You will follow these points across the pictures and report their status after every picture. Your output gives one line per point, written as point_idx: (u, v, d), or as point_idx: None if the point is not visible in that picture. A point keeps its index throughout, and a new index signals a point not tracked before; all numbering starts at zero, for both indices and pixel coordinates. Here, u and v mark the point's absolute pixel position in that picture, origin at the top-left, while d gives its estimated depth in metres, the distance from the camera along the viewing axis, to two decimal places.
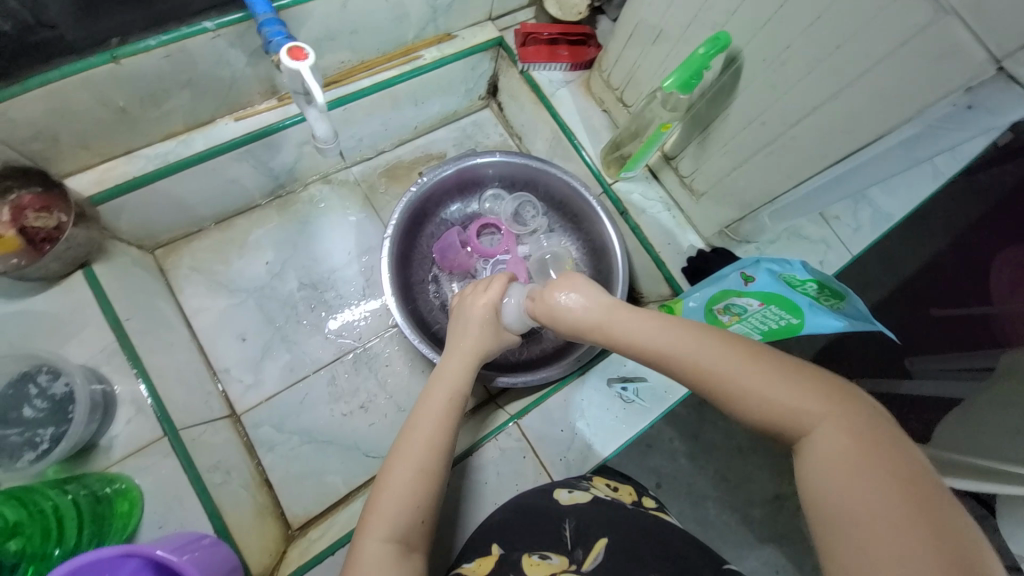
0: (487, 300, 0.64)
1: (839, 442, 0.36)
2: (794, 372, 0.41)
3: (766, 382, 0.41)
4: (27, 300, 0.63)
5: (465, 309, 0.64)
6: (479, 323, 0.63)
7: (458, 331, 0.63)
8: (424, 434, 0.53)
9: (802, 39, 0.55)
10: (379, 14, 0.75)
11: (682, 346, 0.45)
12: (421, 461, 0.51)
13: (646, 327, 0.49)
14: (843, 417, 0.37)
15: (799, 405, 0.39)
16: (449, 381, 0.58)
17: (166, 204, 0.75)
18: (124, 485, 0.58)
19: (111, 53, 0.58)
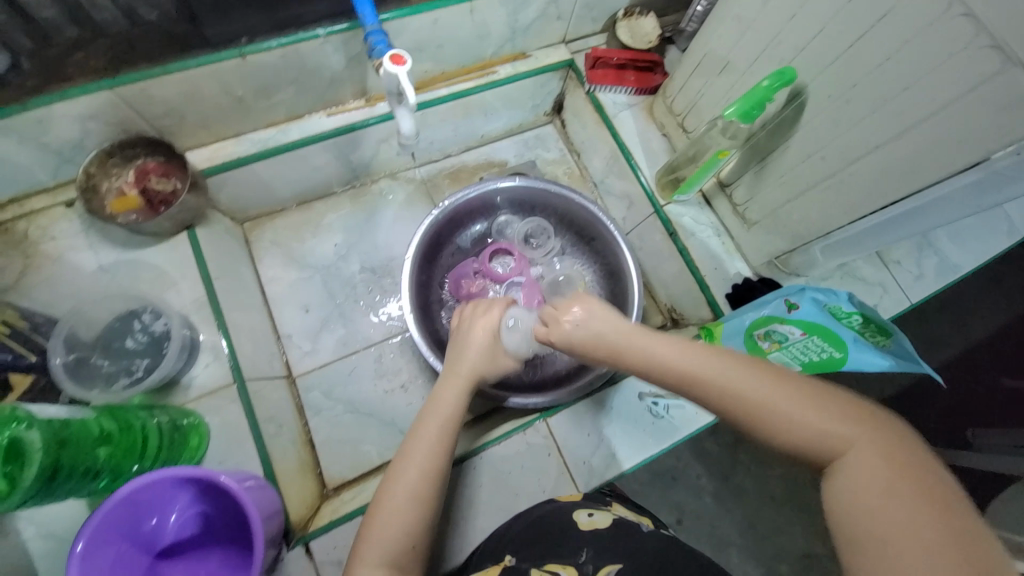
0: (488, 325, 0.65)
1: (870, 466, 0.38)
2: (824, 397, 0.42)
3: (795, 407, 0.41)
4: (139, 251, 0.74)
5: (463, 333, 0.66)
6: (478, 346, 0.64)
7: (457, 352, 0.65)
8: (415, 467, 0.54)
9: (868, 79, 0.57)
10: (464, 31, 0.83)
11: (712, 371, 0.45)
12: (413, 487, 0.53)
13: (668, 349, 0.48)
14: (872, 440, 0.39)
15: (831, 433, 0.40)
16: (442, 408, 0.59)
17: (259, 183, 0.86)
18: (195, 421, 0.65)
19: (240, 50, 0.68)
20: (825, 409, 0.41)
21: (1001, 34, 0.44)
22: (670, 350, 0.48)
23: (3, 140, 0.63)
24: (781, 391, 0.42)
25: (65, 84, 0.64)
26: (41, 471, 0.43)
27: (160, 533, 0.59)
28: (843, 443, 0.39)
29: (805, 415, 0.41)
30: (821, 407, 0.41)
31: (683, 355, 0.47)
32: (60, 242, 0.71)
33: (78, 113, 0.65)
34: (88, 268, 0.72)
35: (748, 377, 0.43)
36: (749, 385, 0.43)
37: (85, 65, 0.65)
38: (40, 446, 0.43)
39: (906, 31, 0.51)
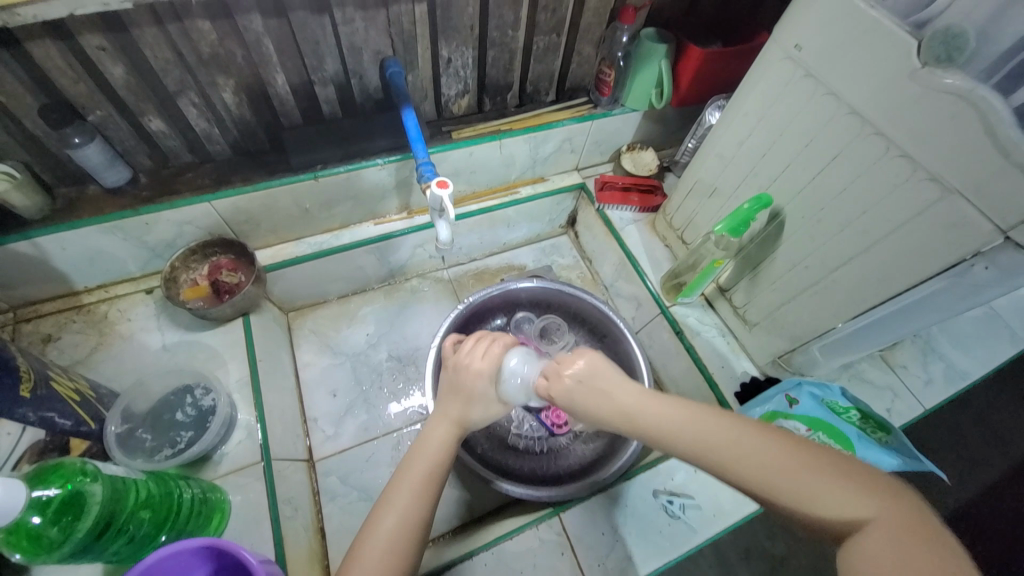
0: (486, 368, 0.62)
1: (891, 534, 0.36)
2: (836, 468, 0.41)
3: (814, 486, 0.40)
4: (198, 333, 0.83)
5: (459, 371, 0.63)
6: (476, 390, 0.61)
7: (451, 388, 0.63)
8: (397, 512, 0.52)
9: (833, 203, 0.67)
10: (494, 160, 1.00)
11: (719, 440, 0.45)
12: (393, 536, 0.51)
13: (675, 415, 0.47)
14: (892, 513, 0.37)
15: (847, 503, 0.39)
16: (431, 449, 0.58)
17: (309, 278, 0.98)
18: (220, 497, 0.68)
19: (315, 173, 0.84)
20: (843, 488, 0.39)
21: (935, 169, 0.55)
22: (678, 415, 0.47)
23: (112, 237, 0.77)
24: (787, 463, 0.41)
25: (173, 195, 0.79)
26: (88, 526, 0.47)
27: None
28: (859, 513, 0.38)
29: (816, 492, 0.40)
30: (839, 486, 0.40)
31: (692, 421, 0.46)
32: (134, 324, 0.83)
33: (178, 218, 0.80)
34: (153, 347, 0.81)
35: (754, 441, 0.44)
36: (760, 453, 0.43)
37: (192, 182, 0.81)
38: (96, 501, 0.48)
39: (857, 168, 0.63)
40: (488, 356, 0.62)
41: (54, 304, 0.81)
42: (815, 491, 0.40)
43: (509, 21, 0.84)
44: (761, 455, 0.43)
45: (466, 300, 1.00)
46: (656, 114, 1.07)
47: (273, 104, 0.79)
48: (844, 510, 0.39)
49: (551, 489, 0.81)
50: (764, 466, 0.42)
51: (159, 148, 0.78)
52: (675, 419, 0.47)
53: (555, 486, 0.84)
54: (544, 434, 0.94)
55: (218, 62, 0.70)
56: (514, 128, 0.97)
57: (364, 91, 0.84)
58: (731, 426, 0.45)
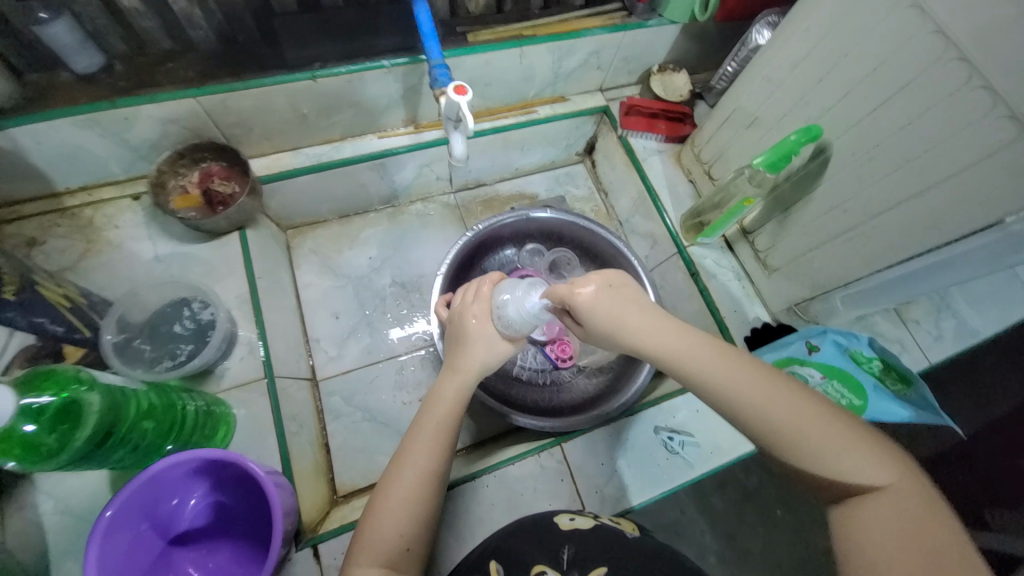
0: (482, 307, 0.62)
1: (896, 502, 0.38)
2: (852, 429, 0.42)
3: (829, 442, 0.41)
4: (191, 245, 0.78)
5: (460, 320, 0.62)
6: (480, 333, 0.61)
7: (456, 346, 0.62)
8: (415, 469, 0.52)
9: (890, 140, 0.60)
10: (512, 72, 0.90)
11: (743, 385, 0.45)
12: (413, 488, 0.51)
13: (712, 359, 0.47)
14: (906, 482, 0.39)
15: (867, 468, 0.40)
16: (443, 403, 0.57)
17: (308, 194, 0.92)
18: (224, 410, 0.67)
19: (313, 73, 0.74)
20: (859, 451, 0.41)
21: (1018, 104, 0.48)
22: (714, 358, 0.47)
23: (89, 133, 0.70)
24: (806, 415, 0.43)
25: (153, 88, 0.70)
26: (88, 435, 0.46)
27: (178, 517, 0.60)
28: (867, 479, 0.40)
29: (830, 451, 0.41)
30: (856, 449, 0.41)
31: (730, 367, 0.46)
32: (122, 231, 0.77)
33: (160, 115, 0.71)
34: (144, 257, 0.77)
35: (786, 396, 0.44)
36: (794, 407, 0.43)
37: (173, 74, 0.72)
38: (93, 411, 0.47)
39: (927, 98, 0.55)
40: (483, 295, 0.62)
41: (34, 205, 0.75)
42: (829, 448, 0.41)
43: None
44: (783, 406, 0.43)
45: (474, 227, 0.95)
46: (696, 28, 0.95)
47: None
48: (862, 476, 0.40)
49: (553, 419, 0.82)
50: (777, 422, 0.43)
51: (134, 30, 0.68)
52: (710, 362, 0.47)
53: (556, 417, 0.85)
54: (548, 367, 0.94)
55: None
56: (537, 33, 0.85)
57: None
58: (758, 373, 0.46)
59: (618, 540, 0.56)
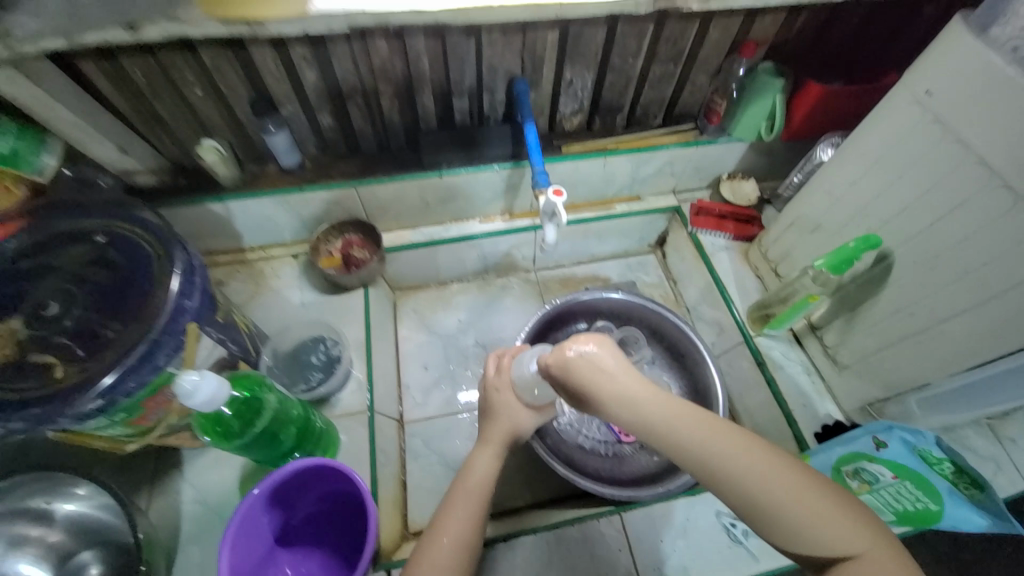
0: (505, 380, 0.71)
1: (872, 566, 0.40)
2: (828, 498, 0.43)
3: (808, 514, 0.42)
4: (327, 296, 0.98)
5: (492, 394, 0.71)
6: (507, 404, 0.70)
7: (486, 420, 0.71)
8: (451, 534, 0.59)
9: (950, 252, 0.66)
10: (596, 176, 1.08)
11: (723, 460, 0.45)
12: (453, 551, 0.58)
13: (687, 431, 0.46)
14: (876, 542, 0.41)
15: (842, 533, 0.41)
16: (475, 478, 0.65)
17: (418, 263, 1.11)
18: (333, 433, 0.80)
19: (440, 172, 0.97)
20: (839, 521, 0.42)
21: None
22: (683, 417, 0.47)
23: (279, 208, 0.95)
24: (785, 490, 0.43)
25: (328, 179, 0.95)
26: (262, 425, 0.61)
27: (286, 519, 0.71)
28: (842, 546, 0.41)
29: (810, 523, 0.42)
30: (835, 518, 0.42)
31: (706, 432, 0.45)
32: (281, 281, 1.00)
33: (329, 198, 0.95)
34: (292, 302, 0.98)
35: (762, 460, 0.44)
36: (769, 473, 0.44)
37: (343, 170, 0.97)
38: (268, 409, 0.61)
39: (980, 219, 0.62)
40: (505, 370, 0.71)
41: (227, 257, 1.00)
42: (811, 520, 0.42)
43: (631, 50, 0.91)
44: (761, 479, 0.43)
45: (552, 302, 1.07)
46: (763, 146, 1.08)
47: (417, 110, 0.93)
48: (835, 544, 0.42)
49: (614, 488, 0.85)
50: (756, 495, 0.43)
51: (324, 140, 0.95)
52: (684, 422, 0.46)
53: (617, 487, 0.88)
54: (612, 440, 0.98)
55: (385, 73, 0.84)
56: (620, 147, 1.04)
57: (492, 105, 0.96)
58: (735, 443, 0.45)
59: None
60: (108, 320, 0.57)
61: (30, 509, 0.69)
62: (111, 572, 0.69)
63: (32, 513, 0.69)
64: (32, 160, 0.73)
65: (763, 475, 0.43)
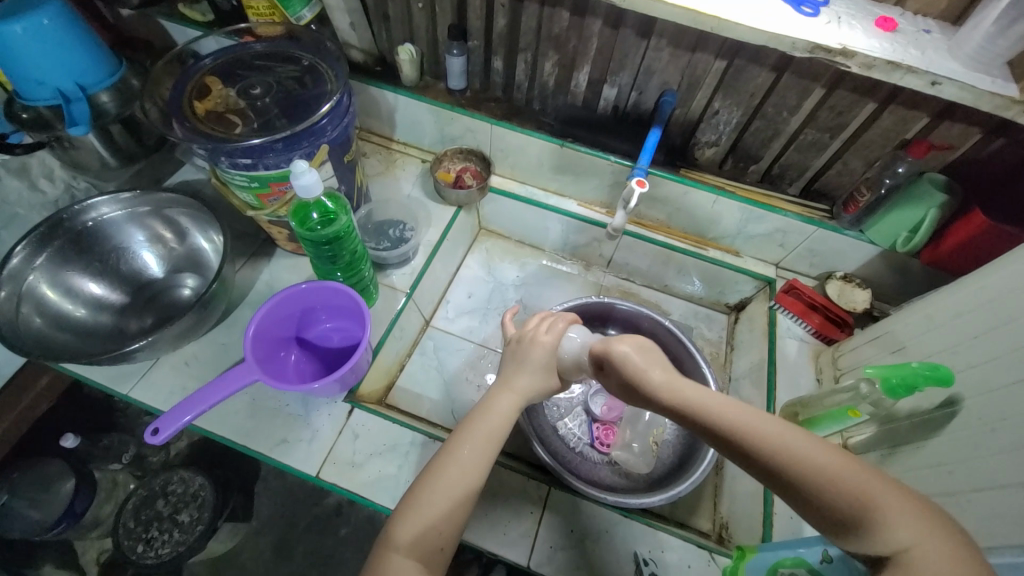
0: (550, 340, 0.72)
1: (936, 565, 0.41)
2: (891, 495, 0.45)
3: (866, 501, 0.45)
4: (429, 199, 1.15)
5: (525, 346, 0.72)
6: (539, 362, 0.71)
7: (514, 367, 0.71)
8: (450, 475, 0.61)
9: (1018, 419, 0.56)
10: (702, 210, 1.08)
11: (766, 435, 0.49)
12: (451, 493, 0.60)
13: (721, 406, 0.53)
14: (928, 535, 0.43)
15: (895, 528, 0.44)
16: (496, 416, 0.66)
17: (509, 213, 1.23)
18: (373, 293, 0.96)
19: (563, 142, 1.06)
20: (899, 512, 0.44)
21: None
22: (735, 405, 0.52)
23: (430, 116, 1.14)
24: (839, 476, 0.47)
25: (475, 110, 1.11)
26: (330, 235, 0.76)
27: (310, 327, 0.88)
28: (900, 541, 0.43)
29: (869, 515, 0.45)
30: (894, 508, 0.44)
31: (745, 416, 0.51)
32: (403, 173, 1.20)
33: (468, 125, 1.12)
34: (402, 191, 1.16)
35: (801, 445, 0.48)
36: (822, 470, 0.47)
37: (490, 108, 1.12)
38: (341, 226, 0.76)
39: None
40: (552, 330, 0.73)
41: (378, 139, 1.24)
42: (866, 510, 0.45)
43: (788, 104, 0.91)
44: (810, 464, 0.47)
45: (600, 298, 1.11)
46: (895, 258, 0.98)
47: (570, 83, 1.04)
48: (888, 535, 0.44)
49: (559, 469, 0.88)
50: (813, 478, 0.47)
51: (488, 79, 1.11)
52: (734, 409, 0.52)
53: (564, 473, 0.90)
54: (585, 439, 0.99)
55: (557, 41, 0.97)
56: (736, 192, 1.03)
57: (636, 105, 1.03)
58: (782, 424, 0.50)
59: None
60: (280, 117, 0.78)
61: (174, 224, 0.96)
62: (193, 293, 0.93)
63: (174, 227, 0.96)
64: (296, 9, 0.99)
65: (812, 460, 0.48)
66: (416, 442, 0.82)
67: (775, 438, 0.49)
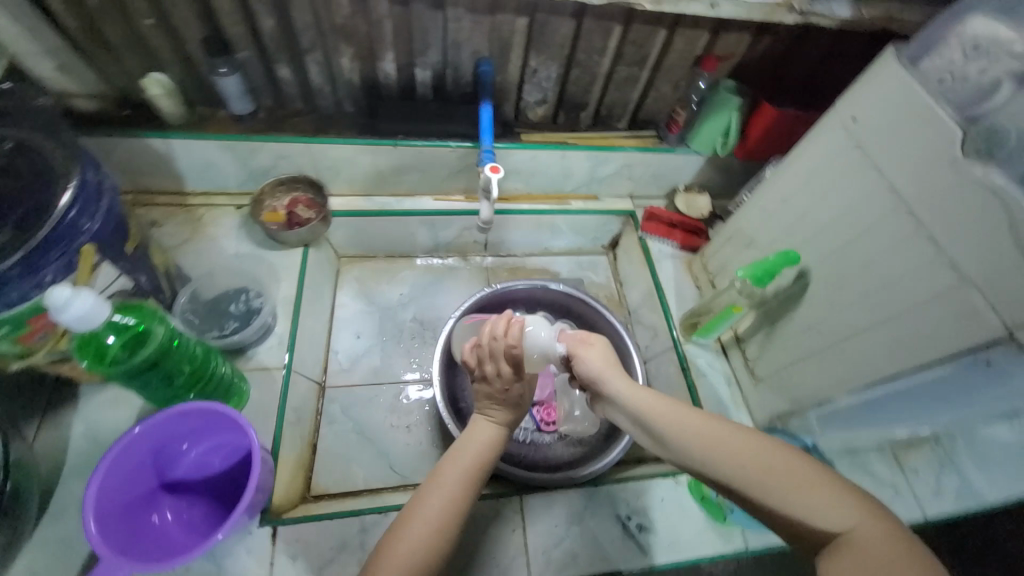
0: (511, 337, 0.68)
1: (872, 545, 0.42)
2: (826, 484, 0.47)
3: (801, 494, 0.47)
4: (264, 249, 0.96)
5: (483, 343, 0.67)
6: (498, 360, 0.67)
7: (486, 375, 0.72)
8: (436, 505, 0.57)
9: (856, 274, 0.68)
10: (554, 168, 1.08)
11: (711, 442, 0.52)
12: (437, 520, 0.56)
13: (676, 419, 0.55)
14: (867, 523, 0.44)
15: (828, 514, 0.45)
16: (478, 435, 0.64)
17: (363, 232, 1.10)
18: (241, 385, 0.79)
19: (395, 141, 0.96)
20: (833, 501, 0.46)
21: (958, 259, 0.55)
22: (680, 418, 0.55)
23: (225, 154, 0.93)
24: (782, 469, 0.48)
25: (279, 132, 0.94)
26: (149, 355, 0.59)
27: (173, 461, 0.69)
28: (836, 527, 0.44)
29: (803, 502, 0.46)
30: (828, 498, 0.46)
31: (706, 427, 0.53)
32: (217, 228, 0.97)
33: (277, 151, 0.94)
34: (226, 251, 0.95)
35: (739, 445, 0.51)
36: (773, 464, 0.49)
37: (296, 125, 0.96)
38: (157, 339, 0.59)
39: (883, 244, 0.64)
40: (510, 326, 0.69)
41: (165, 197, 0.98)
42: (801, 503, 0.46)
43: (597, 47, 0.92)
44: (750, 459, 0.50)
45: (493, 286, 1.07)
46: (719, 161, 1.10)
47: (378, 76, 0.92)
48: (828, 516, 0.45)
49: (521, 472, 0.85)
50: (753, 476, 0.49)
51: (280, 92, 0.94)
52: (687, 422, 0.54)
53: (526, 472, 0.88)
54: (531, 427, 0.98)
55: (346, 31, 0.84)
56: (578, 143, 1.05)
57: (457, 82, 0.96)
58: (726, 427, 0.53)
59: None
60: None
61: None
62: None
63: None
64: None
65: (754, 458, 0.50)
66: (367, 526, 0.73)
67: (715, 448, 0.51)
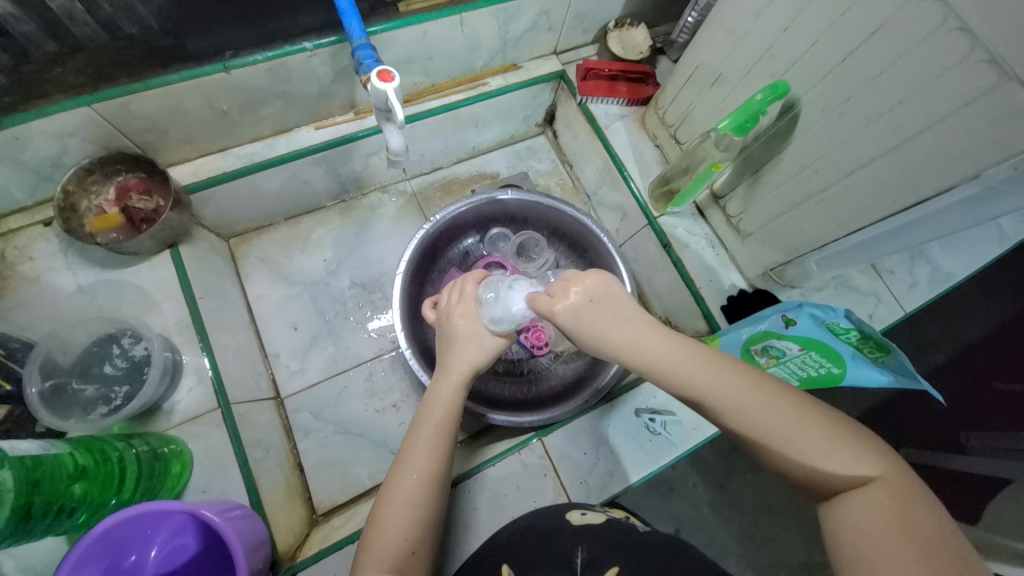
0: (467, 308, 0.57)
1: (888, 498, 0.37)
2: (843, 427, 0.40)
3: (831, 446, 0.39)
4: (121, 270, 0.71)
5: (448, 322, 0.58)
6: (466, 339, 0.56)
7: (446, 347, 0.58)
8: (408, 479, 0.50)
9: (863, 91, 0.56)
10: (455, 43, 0.82)
11: (725, 388, 0.43)
12: (412, 492, 0.49)
13: (688, 362, 0.45)
14: (887, 472, 0.38)
15: (847, 465, 0.39)
16: (445, 400, 0.55)
17: (244, 199, 0.84)
18: (179, 448, 0.62)
19: (224, 64, 0.66)
20: (854, 447, 0.39)
21: (998, 47, 0.43)
22: (693, 363, 0.45)
23: None
24: (799, 412, 0.41)
25: (42, 100, 0.61)
26: (10, 512, 0.42)
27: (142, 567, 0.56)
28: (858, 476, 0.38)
29: (830, 451, 0.39)
30: (848, 446, 0.39)
31: (727, 381, 0.43)
32: (34, 263, 0.69)
33: (54, 129, 0.62)
34: (66, 289, 0.69)
35: (757, 391, 0.42)
36: (794, 411, 0.41)
37: (60, 80, 0.61)
38: (9, 488, 0.42)
39: (900, 45, 0.50)
40: (465, 298, 0.58)
41: None
42: (824, 451, 0.39)
43: None
44: (756, 398, 0.42)
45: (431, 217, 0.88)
46: None
47: None
48: (844, 471, 0.39)
49: (532, 413, 0.80)
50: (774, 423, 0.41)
51: None
52: (694, 367, 0.45)
53: (536, 410, 0.83)
54: (524, 356, 0.91)
55: None
56: None
57: None
58: (734, 366, 0.44)
59: (625, 535, 0.58)
60: None
61: None
62: None
63: None
64: None
65: (777, 401, 0.42)
66: None
67: (727, 394, 0.43)
